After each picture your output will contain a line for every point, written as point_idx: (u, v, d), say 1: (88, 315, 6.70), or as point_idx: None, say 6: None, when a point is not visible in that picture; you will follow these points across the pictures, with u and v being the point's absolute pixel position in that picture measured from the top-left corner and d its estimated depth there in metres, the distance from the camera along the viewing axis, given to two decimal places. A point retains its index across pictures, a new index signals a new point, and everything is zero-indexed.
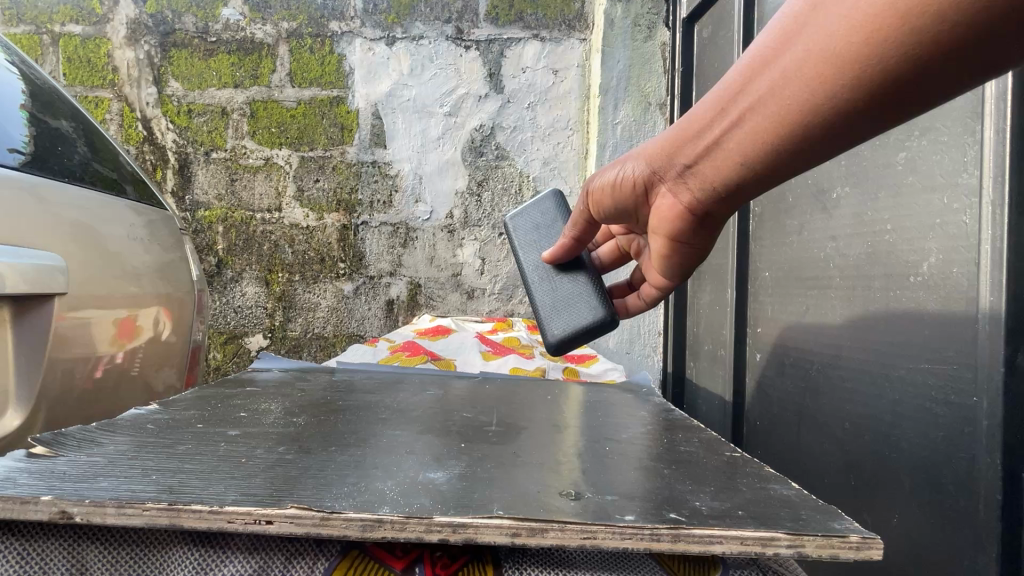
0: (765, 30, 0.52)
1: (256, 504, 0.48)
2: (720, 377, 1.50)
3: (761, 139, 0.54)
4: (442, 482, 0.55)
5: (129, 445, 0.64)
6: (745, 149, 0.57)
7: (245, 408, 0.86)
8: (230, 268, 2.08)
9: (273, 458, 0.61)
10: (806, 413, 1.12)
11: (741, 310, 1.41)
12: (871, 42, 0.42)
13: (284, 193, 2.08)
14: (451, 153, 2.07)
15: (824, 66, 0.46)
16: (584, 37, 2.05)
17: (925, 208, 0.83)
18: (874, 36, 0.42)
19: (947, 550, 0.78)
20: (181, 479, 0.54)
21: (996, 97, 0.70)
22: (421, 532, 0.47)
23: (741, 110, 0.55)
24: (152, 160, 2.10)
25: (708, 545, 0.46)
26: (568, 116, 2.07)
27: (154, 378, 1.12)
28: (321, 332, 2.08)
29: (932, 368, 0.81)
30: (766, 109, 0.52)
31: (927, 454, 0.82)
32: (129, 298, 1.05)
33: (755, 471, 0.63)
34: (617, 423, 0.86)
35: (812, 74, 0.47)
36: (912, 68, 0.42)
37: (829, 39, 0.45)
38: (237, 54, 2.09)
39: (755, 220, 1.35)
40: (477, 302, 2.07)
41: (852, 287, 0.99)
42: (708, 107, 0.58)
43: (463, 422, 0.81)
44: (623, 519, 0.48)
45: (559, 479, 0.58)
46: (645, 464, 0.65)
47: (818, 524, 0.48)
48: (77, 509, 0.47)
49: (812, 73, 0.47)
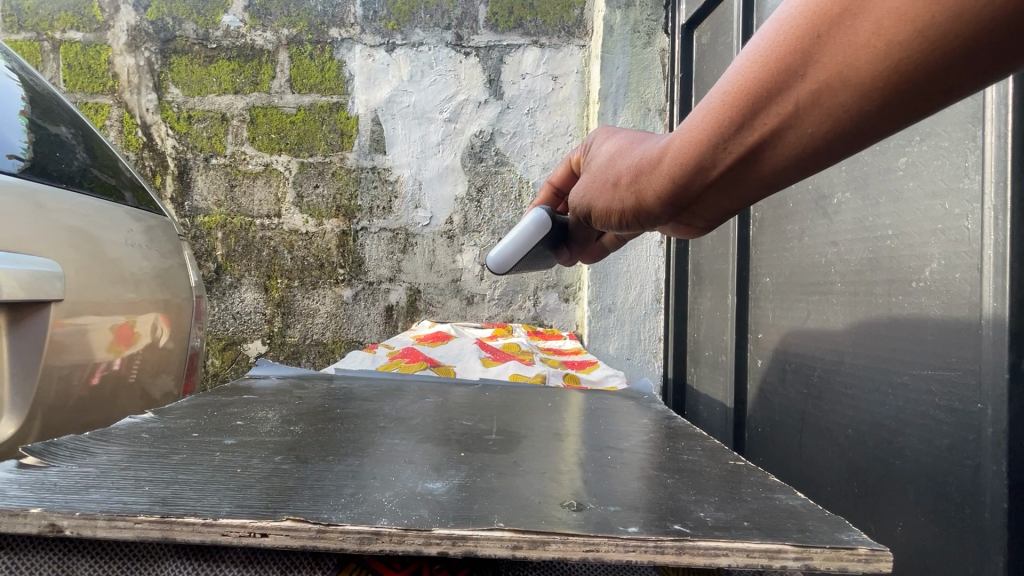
0: (753, 54, 0.44)
1: (251, 516, 0.47)
2: (722, 383, 1.49)
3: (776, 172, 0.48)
4: (441, 492, 0.54)
5: (123, 455, 0.63)
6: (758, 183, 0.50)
7: (242, 416, 0.85)
8: (229, 273, 2.07)
9: (269, 467, 0.60)
10: (809, 420, 1.11)
11: (742, 316, 1.40)
12: (904, 64, 0.36)
13: (284, 198, 2.08)
14: (451, 159, 2.07)
15: (837, 95, 0.40)
16: (584, 43, 2.06)
17: (927, 214, 0.83)
18: (907, 58, 0.36)
19: (955, 560, 0.76)
20: (175, 490, 0.53)
21: (997, 102, 0.69)
22: (420, 544, 0.46)
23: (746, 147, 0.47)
24: (152, 166, 2.10)
25: (713, 558, 0.45)
26: (568, 122, 2.08)
27: (152, 385, 1.11)
28: (320, 338, 2.06)
29: (935, 375, 0.80)
30: (779, 143, 0.45)
31: (932, 462, 0.81)
32: (126, 304, 1.03)
33: (760, 480, 0.62)
34: (618, 431, 0.85)
35: (825, 104, 0.41)
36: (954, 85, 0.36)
37: (840, 66, 0.38)
38: (237, 61, 2.10)
39: (756, 225, 1.35)
40: (477, 308, 2.07)
41: (854, 293, 0.99)
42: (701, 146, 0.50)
43: (463, 430, 0.80)
44: (625, 531, 0.47)
45: (560, 489, 0.57)
46: (647, 473, 0.64)
47: (826, 536, 0.47)
48: (67, 522, 0.46)
49: (833, 103, 0.40)
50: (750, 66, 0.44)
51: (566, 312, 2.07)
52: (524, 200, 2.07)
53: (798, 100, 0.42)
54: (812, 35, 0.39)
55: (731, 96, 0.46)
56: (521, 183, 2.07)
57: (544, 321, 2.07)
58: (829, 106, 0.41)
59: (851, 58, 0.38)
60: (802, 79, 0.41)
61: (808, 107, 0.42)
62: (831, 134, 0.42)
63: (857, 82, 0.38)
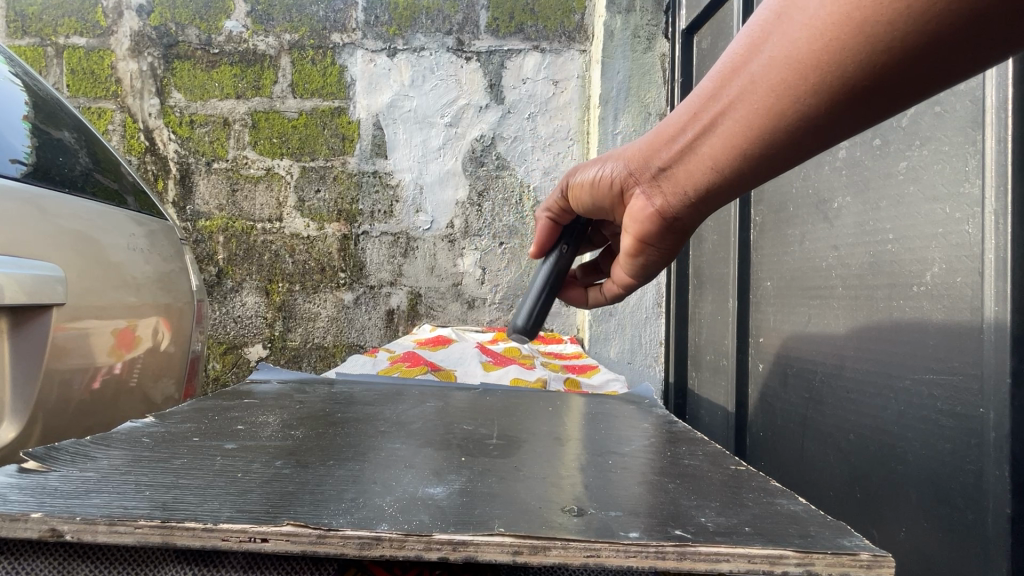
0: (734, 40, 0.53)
1: (252, 520, 0.47)
2: (723, 387, 1.49)
3: (732, 143, 0.55)
4: (441, 497, 0.54)
5: (123, 460, 0.63)
6: (716, 155, 0.57)
7: (242, 420, 0.85)
8: (230, 278, 2.08)
9: (270, 472, 0.60)
10: (810, 424, 1.10)
11: (744, 320, 1.40)
12: (830, 48, 0.43)
13: (285, 203, 2.08)
14: (451, 164, 2.07)
15: (783, 71, 0.47)
16: (584, 48, 2.07)
17: (928, 218, 0.83)
18: (834, 41, 0.43)
19: (958, 566, 0.76)
20: (175, 495, 0.53)
21: (998, 107, 0.70)
22: (421, 549, 0.46)
23: (714, 115, 0.55)
24: (154, 170, 2.10)
25: (714, 563, 0.45)
26: (569, 127, 2.08)
27: (153, 389, 1.11)
28: (321, 342, 2.06)
29: (937, 379, 0.80)
30: (736, 115, 0.53)
31: (934, 466, 0.80)
32: (128, 308, 1.04)
33: (761, 485, 0.62)
34: (619, 435, 0.85)
35: (773, 80, 0.48)
36: (873, 71, 0.43)
37: (787, 46, 0.46)
38: (239, 66, 2.11)
39: (756, 230, 1.35)
40: (477, 312, 2.07)
41: (855, 298, 0.99)
42: (684, 114, 0.59)
43: (464, 434, 0.80)
44: (627, 536, 0.47)
45: (561, 494, 0.57)
46: (648, 478, 0.64)
47: (828, 541, 0.47)
48: (67, 527, 0.46)
49: (777, 79, 0.48)
50: (733, 48, 0.53)
51: (567, 317, 2.07)
52: (524, 204, 2.07)
53: (755, 74, 0.50)
54: (776, 17, 0.48)
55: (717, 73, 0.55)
56: (522, 187, 2.08)
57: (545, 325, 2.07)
58: (775, 81, 0.48)
59: (796, 36, 0.46)
60: (762, 56, 0.49)
61: (761, 79, 0.49)
62: (775, 107, 0.49)
63: (799, 58, 0.46)
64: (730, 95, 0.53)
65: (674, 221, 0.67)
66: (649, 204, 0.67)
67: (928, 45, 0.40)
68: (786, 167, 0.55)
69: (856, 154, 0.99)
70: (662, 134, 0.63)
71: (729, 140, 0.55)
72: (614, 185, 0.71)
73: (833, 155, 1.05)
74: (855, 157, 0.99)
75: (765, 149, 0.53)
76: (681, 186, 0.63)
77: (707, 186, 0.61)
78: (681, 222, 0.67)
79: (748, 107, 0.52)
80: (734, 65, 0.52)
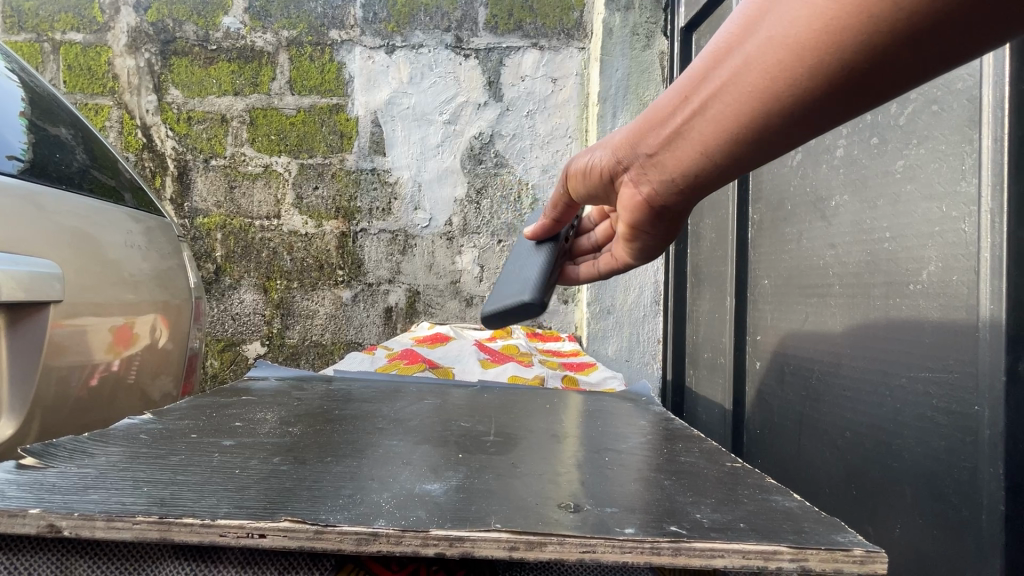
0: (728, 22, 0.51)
1: (249, 516, 0.47)
2: (720, 385, 1.49)
3: (722, 129, 0.53)
4: (439, 493, 0.55)
5: (121, 456, 0.63)
6: (704, 141, 0.55)
7: (240, 417, 0.85)
8: (228, 275, 2.07)
9: (267, 469, 0.61)
10: (807, 422, 1.11)
11: (741, 318, 1.40)
12: (828, 30, 0.42)
13: (283, 200, 2.08)
14: (450, 161, 2.07)
15: (779, 54, 0.45)
16: (583, 46, 2.07)
17: (925, 217, 0.83)
18: (832, 23, 0.41)
19: (952, 562, 0.76)
20: (173, 491, 0.53)
21: (995, 106, 0.70)
22: (417, 545, 0.46)
23: (703, 100, 0.53)
24: (151, 167, 2.10)
25: (709, 559, 0.45)
26: (568, 125, 2.08)
27: (152, 387, 1.11)
28: (319, 340, 2.07)
29: (932, 377, 0.81)
30: (726, 100, 0.51)
31: (929, 463, 0.81)
32: (125, 305, 1.04)
33: (757, 482, 0.62)
34: (616, 433, 0.85)
35: (767, 63, 0.46)
36: (870, 57, 0.41)
37: (785, 29, 0.44)
38: (237, 62, 2.10)
39: (755, 228, 1.35)
40: (476, 309, 2.07)
41: (852, 296, 0.99)
42: (672, 98, 0.57)
43: (461, 432, 0.80)
44: (622, 532, 0.47)
45: (557, 490, 0.57)
46: (645, 474, 0.64)
47: (822, 537, 0.47)
48: (66, 523, 0.46)
49: (771, 62, 0.46)
50: (727, 30, 0.51)
51: (565, 314, 2.07)
52: (523, 202, 2.07)
53: (748, 56, 0.48)
54: None
55: (709, 54, 0.52)
56: (521, 185, 2.08)
57: (543, 323, 2.07)
58: (769, 64, 0.46)
59: (795, 17, 0.44)
60: (758, 38, 0.47)
61: (755, 62, 0.47)
62: (768, 91, 0.47)
63: (796, 41, 0.44)
64: (721, 78, 0.51)
65: (665, 207, 0.66)
66: (640, 190, 0.66)
67: (928, 29, 0.38)
68: (774, 153, 0.54)
69: (853, 153, 0.99)
70: (649, 118, 0.60)
71: (717, 125, 0.53)
72: (603, 172, 0.69)
73: (831, 154, 1.06)
74: (853, 156, 0.99)
75: (754, 134, 0.51)
76: (670, 172, 0.61)
77: (695, 173, 0.59)
78: (671, 208, 0.66)
79: (738, 91, 0.50)
80: (726, 46, 0.50)
